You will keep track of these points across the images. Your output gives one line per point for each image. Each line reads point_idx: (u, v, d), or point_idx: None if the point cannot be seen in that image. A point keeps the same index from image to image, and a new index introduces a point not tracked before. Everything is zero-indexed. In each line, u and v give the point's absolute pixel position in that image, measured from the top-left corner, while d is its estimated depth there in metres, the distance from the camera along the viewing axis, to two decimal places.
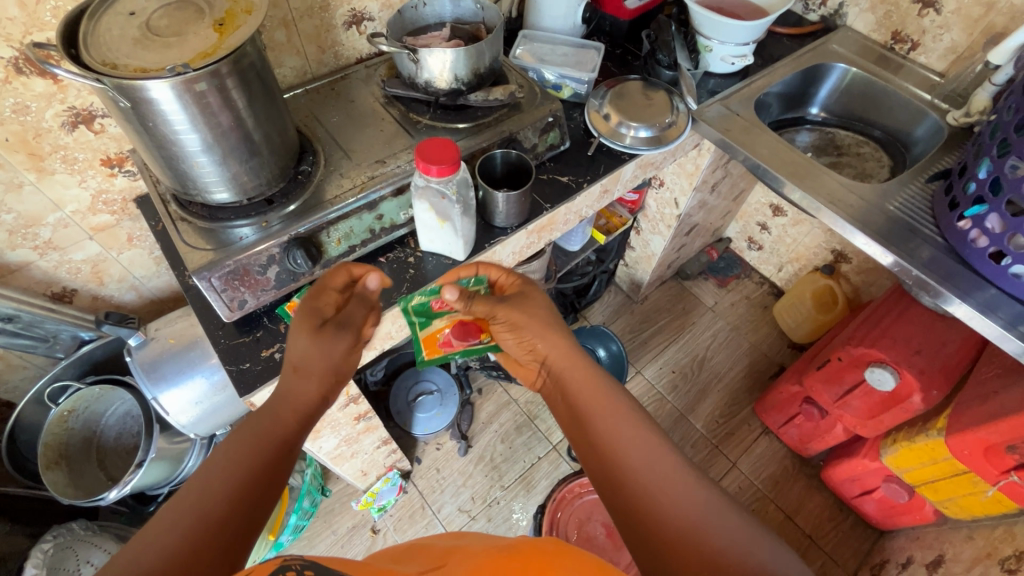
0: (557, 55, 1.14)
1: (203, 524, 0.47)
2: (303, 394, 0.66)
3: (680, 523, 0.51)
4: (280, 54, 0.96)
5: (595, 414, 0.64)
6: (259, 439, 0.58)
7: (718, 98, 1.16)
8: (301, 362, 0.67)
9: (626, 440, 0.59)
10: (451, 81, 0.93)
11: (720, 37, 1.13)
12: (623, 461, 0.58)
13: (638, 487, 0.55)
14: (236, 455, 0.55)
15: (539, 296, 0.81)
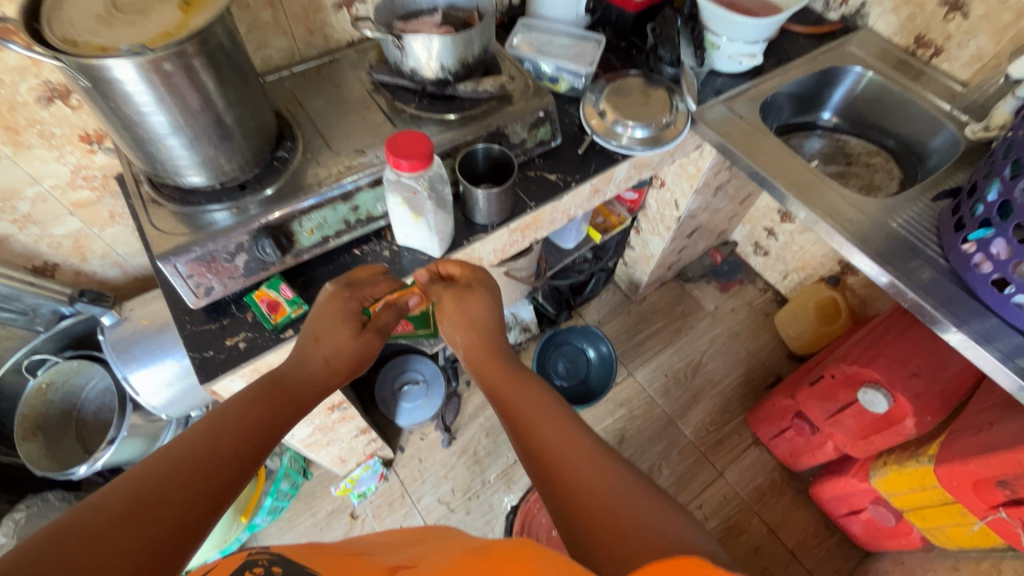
0: (556, 45, 1.10)
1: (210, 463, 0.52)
2: (316, 368, 0.68)
3: (601, 499, 0.53)
4: (266, 35, 0.94)
5: (520, 407, 0.66)
6: (262, 416, 0.60)
7: (722, 98, 1.10)
8: (324, 337, 0.70)
9: (550, 431, 0.61)
10: (436, 70, 0.90)
11: (728, 34, 1.08)
12: (547, 448, 0.59)
13: (563, 469, 0.56)
14: (235, 442, 0.55)
15: (483, 291, 0.77)
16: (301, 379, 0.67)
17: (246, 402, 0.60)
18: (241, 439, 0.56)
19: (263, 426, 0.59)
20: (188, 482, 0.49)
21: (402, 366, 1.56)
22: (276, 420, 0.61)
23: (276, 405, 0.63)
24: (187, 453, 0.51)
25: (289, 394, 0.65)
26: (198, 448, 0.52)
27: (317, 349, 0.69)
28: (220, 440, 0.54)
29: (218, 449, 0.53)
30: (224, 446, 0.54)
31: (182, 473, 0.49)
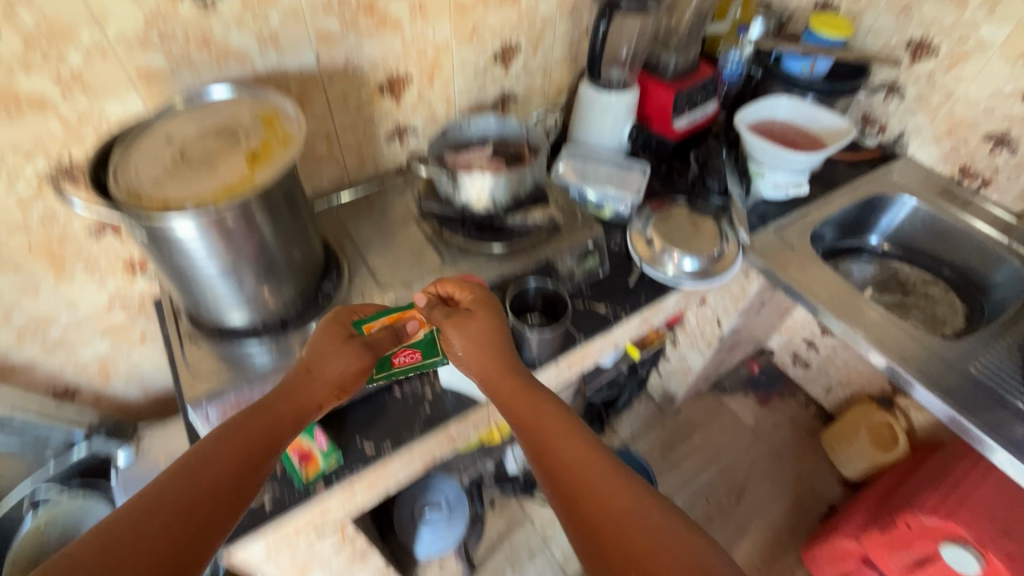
0: (601, 171, 1.10)
1: (168, 529, 0.51)
2: (309, 404, 0.65)
3: (638, 533, 0.56)
4: (319, 164, 0.95)
5: (542, 430, 0.65)
6: (242, 458, 0.58)
7: (772, 227, 1.07)
8: (317, 368, 0.67)
9: (578, 463, 0.62)
10: (488, 203, 0.89)
11: (774, 164, 1.07)
12: (577, 482, 0.61)
13: (597, 504, 0.59)
14: (204, 492, 0.55)
15: (488, 316, 0.73)
16: (292, 406, 0.64)
17: (228, 437, 0.59)
18: (214, 482, 0.56)
19: (243, 464, 0.58)
20: (142, 541, 0.50)
21: (423, 487, 1.41)
22: (259, 451, 0.60)
23: (262, 437, 0.61)
24: (150, 506, 0.52)
25: (280, 412, 0.63)
26: (158, 502, 0.53)
27: (311, 374, 0.66)
28: (187, 494, 0.54)
29: (180, 505, 0.53)
30: (189, 498, 0.54)
31: (137, 532, 0.50)
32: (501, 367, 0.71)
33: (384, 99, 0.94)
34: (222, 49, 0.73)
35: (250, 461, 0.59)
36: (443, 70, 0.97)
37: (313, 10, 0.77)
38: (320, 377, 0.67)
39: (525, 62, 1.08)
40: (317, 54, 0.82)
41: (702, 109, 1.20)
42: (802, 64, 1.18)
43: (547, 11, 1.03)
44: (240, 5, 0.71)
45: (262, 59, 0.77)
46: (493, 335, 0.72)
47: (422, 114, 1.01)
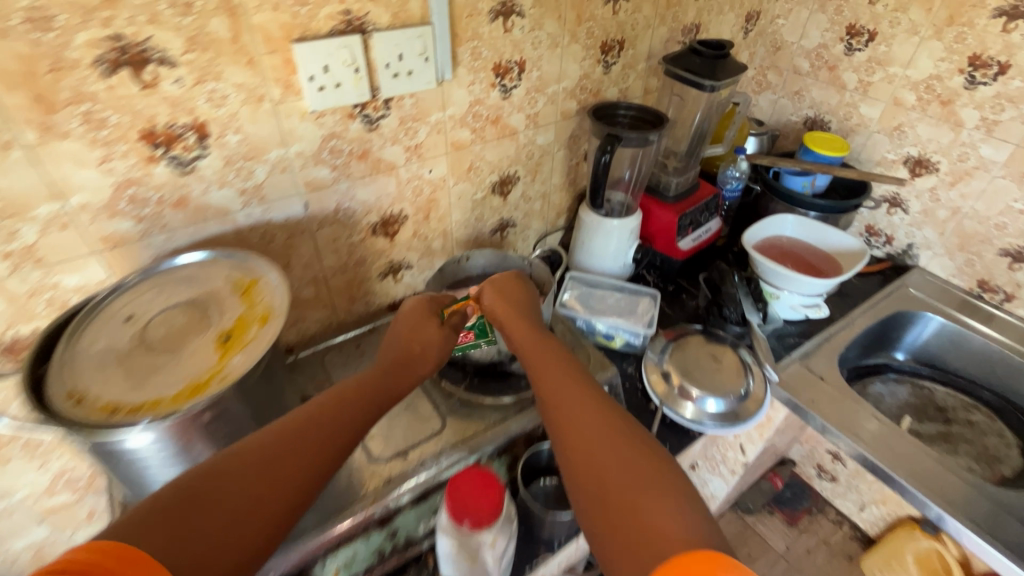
0: (608, 301, 1.04)
1: (259, 475, 0.50)
2: (416, 364, 0.70)
3: (629, 501, 0.49)
4: (305, 310, 0.87)
5: (552, 386, 0.63)
6: (318, 448, 0.55)
7: (797, 355, 0.99)
8: (418, 337, 0.71)
9: (580, 424, 0.58)
10: (493, 353, 0.82)
11: (789, 287, 1.02)
12: (577, 437, 0.57)
13: (591, 455, 0.54)
14: (282, 464, 0.52)
15: (532, 293, 0.77)
16: (372, 394, 0.63)
17: (307, 410, 0.57)
18: (285, 477, 0.51)
19: (337, 431, 0.57)
20: (214, 509, 0.46)
21: None
22: (338, 443, 0.56)
23: (340, 418, 0.58)
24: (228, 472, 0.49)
25: (359, 396, 0.62)
26: (237, 462, 0.50)
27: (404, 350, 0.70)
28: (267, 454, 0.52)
29: (257, 485, 0.49)
30: (264, 463, 0.51)
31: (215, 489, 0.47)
32: (527, 338, 0.70)
33: (377, 239, 0.88)
34: (201, 208, 0.67)
35: (330, 444, 0.56)
36: (440, 206, 0.93)
37: (302, 161, 0.72)
38: (408, 353, 0.70)
39: (523, 191, 1.04)
40: (306, 203, 0.76)
41: (707, 227, 1.16)
42: (803, 181, 1.17)
43: (545, 143, 1.01)
44: (222, 164, 0.66)
45: (245, 214, 0.71)
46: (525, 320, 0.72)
47: (418, 249, 0.95)
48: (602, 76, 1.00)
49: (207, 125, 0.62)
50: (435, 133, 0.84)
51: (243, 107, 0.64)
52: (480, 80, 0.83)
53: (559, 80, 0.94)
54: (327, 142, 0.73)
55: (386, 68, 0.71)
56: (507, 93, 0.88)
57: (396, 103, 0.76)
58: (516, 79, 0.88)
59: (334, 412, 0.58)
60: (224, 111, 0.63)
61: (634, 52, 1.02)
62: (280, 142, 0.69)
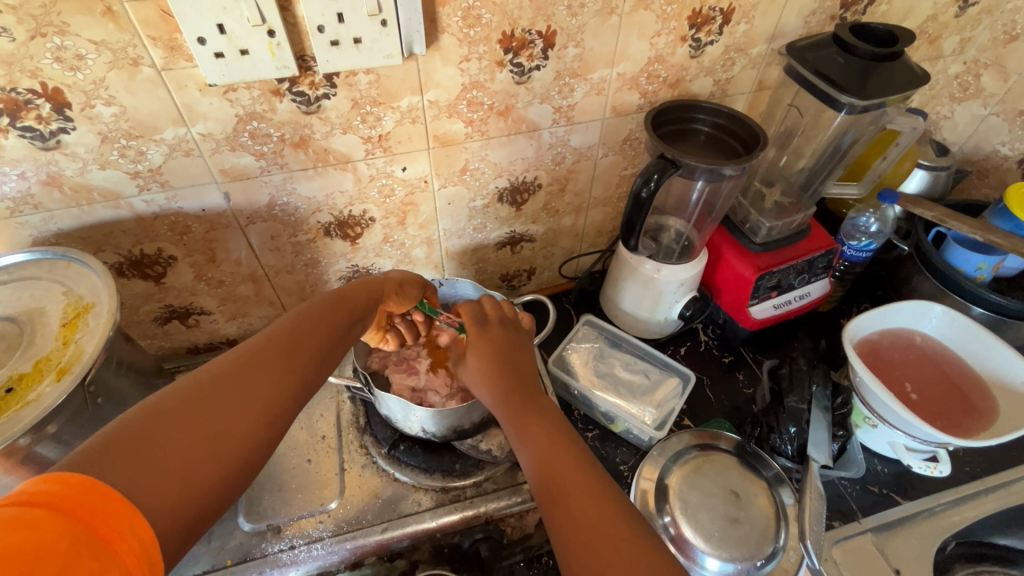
0: (622, 370, 0.78)
1: (187, 432, 0.39)
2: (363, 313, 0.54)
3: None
4: (245, 306, 0.74)
5: (522, 402, 0.55)
6: (291, 371, 0.45)
7: (877, 523, 0.68)
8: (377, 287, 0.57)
9: (555, 453, 0.48)
10: (419, 431, 0.63)
11: (891, 419, 0.67)
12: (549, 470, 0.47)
13: (566, 493, 0.45)
14: (253, 394, 0.43)
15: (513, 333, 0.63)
16: (342, 325, 0.51)
17: (268, 335, 0.47)
18: (257, 414, 0.42)
19: (276, 387, 0.44)
20: (176, 448, 0.38)
21: None
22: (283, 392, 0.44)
23: (311, 346, 0.48)
24: (188, 408, 0.40)
25: (329, 324, 0.50)
26: (196, 400, 0.40)
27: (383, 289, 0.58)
28: (233, 383, 0.42)
29: (225, 422, 0.40)
30: (230, 395, 0.42)
31: (175, 428, 0.38)
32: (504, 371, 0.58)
33: (332, 241, 0.71)
34: (81, 190, 0.55)
35: (283, 396, 0.44)
36: (421, 211, 0.72)
37: (212, 145, 0.56)
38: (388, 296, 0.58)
39: (546, 203, 0.79)
40: (226, 194, 0.61)
41: (804, 291, 0.79)
42: (980, 261, 0.77)
43: (583, 145, 0.73)
44: (98, 140, 0.52)
45: (143, 200, 0.58)
46: (513, 354, 0.60)
47: (392, 256, 0.77)
48: (687, 61, 0.68)
49: (65, 92, 0.48)
50: (408, 123, 0.62)
51: (111, 71, 0.48)
52: (479, 55, 0.58)
53: (613, 63, 0.65)
54: (245, 124, 0.55)
55: (318, 32, 0.50)
56: (525, 76, 0.62)
57: (345, 80, 0.55)
58: (540, 57, 0.61)
59: (296, 334, 0.48)
60: (83, 75, 0.47)
61: (749, 28, 0.68)
62: (177, 119, 0.53)
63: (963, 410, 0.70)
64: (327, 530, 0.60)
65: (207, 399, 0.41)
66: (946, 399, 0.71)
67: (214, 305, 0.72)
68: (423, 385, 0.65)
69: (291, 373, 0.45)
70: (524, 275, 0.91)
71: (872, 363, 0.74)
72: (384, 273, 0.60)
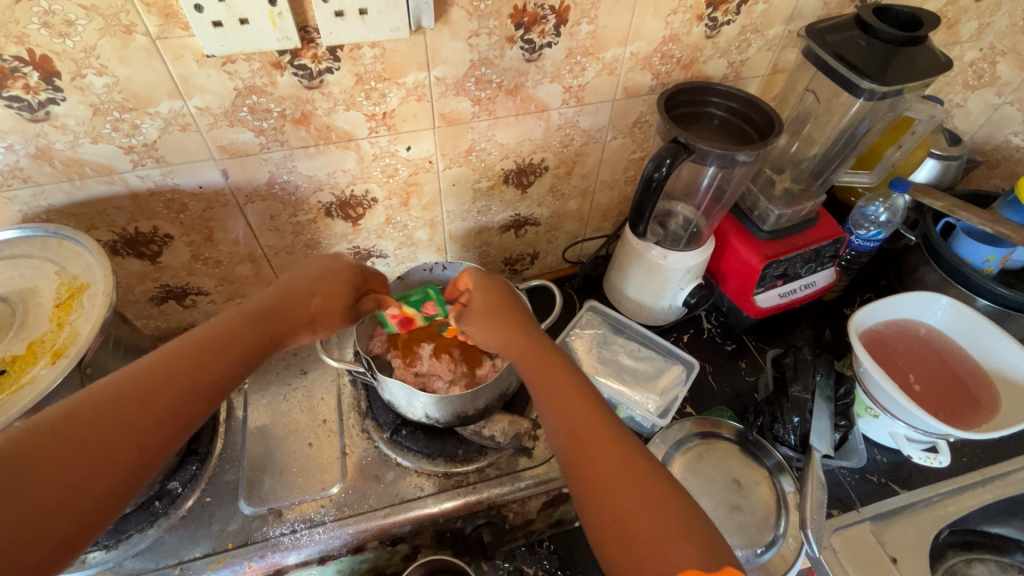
0: (625, 357, 0.77)
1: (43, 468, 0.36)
2: (284, 327, 0.51)
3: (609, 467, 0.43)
4: (242, 287, 0.72)
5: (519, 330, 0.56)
6: (183, 396, 0.42)
7: (876, 512, 0.69)
8: (305, 291, 0.54)
9: (590, 429, 0.45)
10: (422, 417, 0.62)
11: (893, 410, 0.67)
12: (584, 453, 0.44)
13: (566, 407, 0.48)
14: (135, 420, 0.39)
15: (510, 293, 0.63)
16: (238, 351, 0.47)
17: (167, 354, 0.44)
18: (136, 443, 0.39)
19: (163, 413, 0.41)
20: (9, 511, 0.34)
21: None
22: (167, 421, 0.41)
23: (193, 379, 0.43)
24: (49, 441, 0.36)
25: (221, 352, 0.45)
26: (65, 429, 0.37)
27: (298, 300, 0.53)
28: (92, 426, 0.38)
29: (73, 475, 0.36)
30: (99, 432, 0.38)
31: (10, 487, 0.34)
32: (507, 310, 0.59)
33: (333, 222, 0.69)
34: (73, 164, 0.52)
35: (169, 423, 0.41)
36: (425, 192, 0.70)
37: (210, 120, 0.54)
38: (316, 302, 0.54)
39: (553, 186, 0.77)
40: (225, 171, 0.58)
41: (810, 280, 0.79)
42: (988, 253, 0.76)
43: (592, 127, 0.71)
44: (90, 113, 0.49)
45: (138, 175, 0.56)
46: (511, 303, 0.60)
47: (394, 238, 0.75)
48: (703, 41, 0.66)
49: (53, 61, 0.45)
50: (414, 100, 0.59)
51: (103, 39, 0.45)
52: (489, 30, 0.56)
53: (627, 42, 0.63)
54: (244, 98, 0.53)
55: (322, 2, 0.47)
56: (535, 54, 0.60)
57: (349, 54, 0.53)
58: (552, 33, 0.59)
59: (198, 351, 0.44)
60: (74, 42, 0.45)
61: (767, 8, 0.65)
62: (173, 92, 0.50)
63: (964, 402, 0.70)
64: (329, 514, 0.60)
65: (74, 430, 0.37)
66: (947, 390, 0.72)
67: (212, 285, 0.71)
68: (426, 371, 0.64)
69: (167, 412, 0.41)
70: (527, 259, 0.89)
71: (876, 353, 0.74)
72: (311, 268, 0.56)
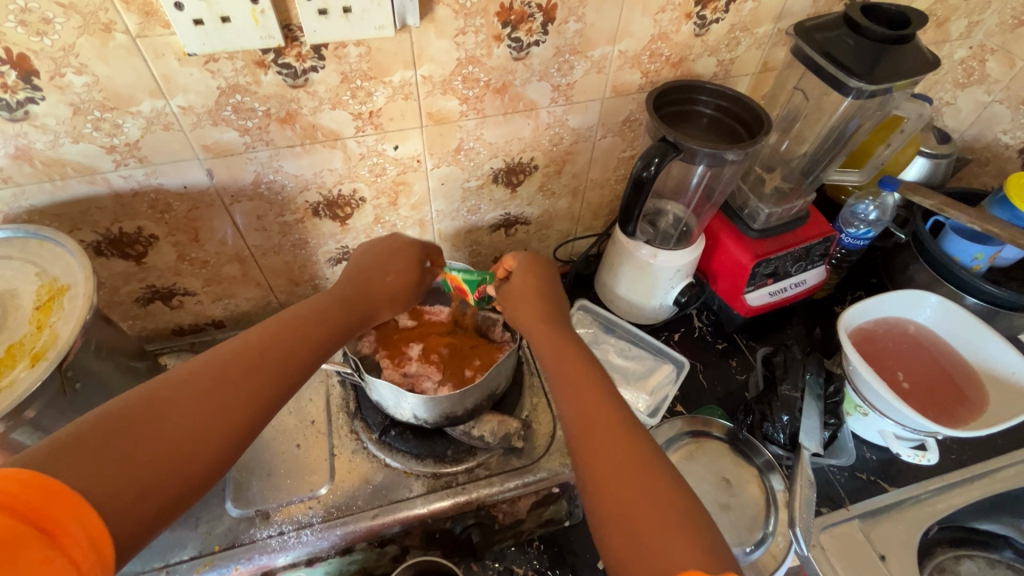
0: (616, 356, 0.79)
1: (174, 414, 0.39)
2: (365, 308, 0.56)
3: (600, 423, 0.45)
4: (229, 287, 0.72)
5: (545, 313, 0.58)
6: (286, 359, 0.46)
7: (864, 510, 0.69)
8: (380, 274, 0.59)
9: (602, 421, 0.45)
10: (411, 417, 0.62)
11: (882, 409, 0.67)
12: (582, 414, 0.47)
13: (562, 372, 0.51)
14: (247, 376, 0.43)
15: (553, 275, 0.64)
16: (330, 328, 0.51)
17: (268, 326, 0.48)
18: (247, 395, 0.42)
19: (269, 372, 0.44)
20: (143, 453, 0.36)
21: None
22: (275, 379, 0.44)
23: (293, 351, 0.47)
24: (176, 392, 0.40)
25: (317, 328, 0.50)
26: (187, 384, 0.41)
27: (373, 283, 0.58)
28: (212, 385, 0.42)
29: (196, 428, 0.39)
30: (218, 385, 0.42)
31: (138, 433, 0.37)
32: (547, 293, 0.61)
33: (321, 221, 0.69)
34: (54, 164, 0.52)
35: (277, 382, 0.44)
36: (413, 191, 0.70)
37: (193, 119, 0.53)
38: (394, 285, 0.59)
39: (543, 185, 0.77)
40: (209, 171, 0.58)
41: (800, 278, 0.79)
42: (977, 251, 0.76)
43: (581, 126, 0.71)
44: (71, 112, 0.49)
45: (121, 175, 0.55)
46: (553, 284, 0.62)
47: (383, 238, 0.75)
48: (692, 39, 0.66)
49: (31, 59, 0.45)
50: (401, 99, 0.59)
51: (82, 37, 0.45)
52: (476, 28, 0.56)
53: (615, 40, 0.62)
54: (227, 97, 0.52)
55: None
56: (523, 52, 0.59)
57: (334, 52, 0.52)
58: (539, 32, 0.58)
59: (297, 323, 0.49)
60: (51, 41, 0.44)
61: (755, 6, 0.65)
62: (154, 91, 0.50)
63: (953, 400, 0.71)
64: (316, 516, 0.60)
65: (199, 383, 0.41)
66: (936, 389, 0.72)
67: (199, 285, 0.70)
68: (415, 372, 0.63)
69: (268, 377, 0.44)
70: None
71: (865, 351, 0.74)
72: (384, 247, 0.60)
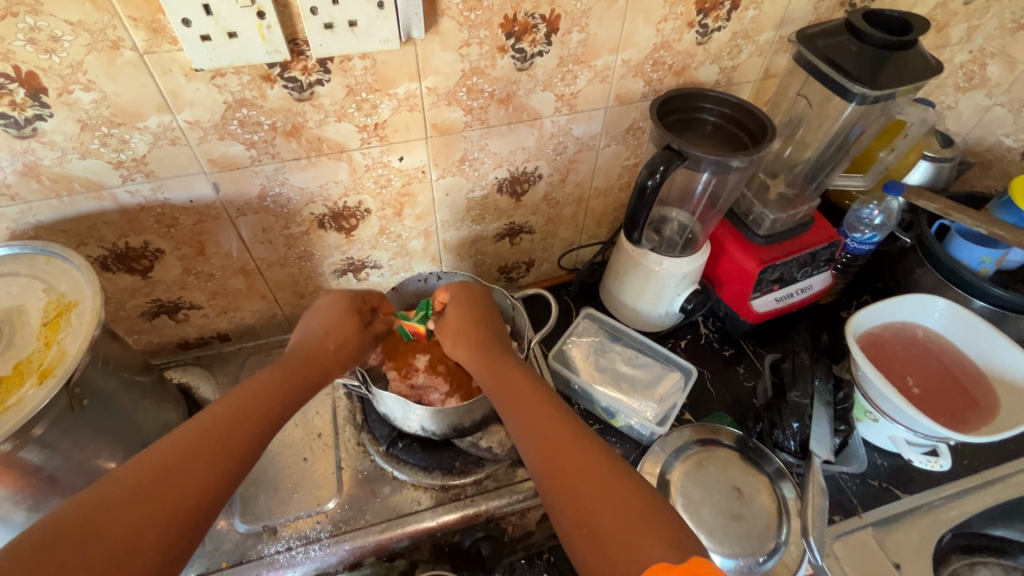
0: (623, 364, 0.77)
1: (111, 529, 0.37)
2: (313, 378, 0.54)
3: (557, 446, 0.46)
4: (234, 301, 0.72)
5: (483, 345, 0.58)
6: (232, 444, 0.44)
7: (876, 517, 0.68)
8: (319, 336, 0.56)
9: (557, 438, 0.47)
10: (418, 429, 0.61)
11: (893, 414, 0.67)
12: (541, 439, 0.47)
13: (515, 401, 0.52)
14: (190, 468, 0.41)
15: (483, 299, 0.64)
16: (277, 405, 0.49)
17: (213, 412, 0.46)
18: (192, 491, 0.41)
19: (215, 461, 0.43)
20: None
21: None
22: (221, 468, 0.43)
23: (239, 433, 0.45)
24: (111, 503, 0.38)
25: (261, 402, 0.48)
26: (125, 491, 0.39)
27: (315, 348, 0.55)
28: (151, 486, 0.40)
29: (131, 536, 0.37)
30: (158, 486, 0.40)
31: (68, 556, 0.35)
32: (479, 322, 0.61)
33: (326, 233, 0.68)
34: (61, 180, 0.52)
35: (223, 470, 0.43)
36: (418, 202, 0.70)
37: (200, 133, 0.53)
38: (342, 348, 0.57)
39: (547, 194, 0.77)
40: (215, 185, 0.58)
41: (807, 284, 0.78)
42: (983, 254, 0.76)
43: (585, 134, 0.71)
44: (78, 129, 0.49)
45: (128, 191, 0.55)
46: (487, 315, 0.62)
47: (388, 248, 0.75)
48: (694, 48, 0.66)
49: (40, 77, 0.45)
50: (406, 111, 0.59)
51: (90, 54, 0.45)
52: (480, 40, 0.56)
53: (618, 50, 0.63)
54: (234, 111, 0.53)
55: (311, 14, 0.47)
56: (527, 63, 0.60)
57: (339, 66, 0.53)
58: (543, 42, 0.59)
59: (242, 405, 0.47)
60: (60, 59, 0.44)
61: (757, 14, 0.66)
62: (161, 106, 0.50)
63: (964, 404, 0.70)
64: (324, 530, 0.59)
65: (137, 489, 0.39)
66: (946, 394, 0.71)
67: (204, 299, 0.70)
68: (422, 383, 0.63)
69: (214, 466, 0.42)
70: (522, 267, 0.89)
71: (874, 357, 0.74)
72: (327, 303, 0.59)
